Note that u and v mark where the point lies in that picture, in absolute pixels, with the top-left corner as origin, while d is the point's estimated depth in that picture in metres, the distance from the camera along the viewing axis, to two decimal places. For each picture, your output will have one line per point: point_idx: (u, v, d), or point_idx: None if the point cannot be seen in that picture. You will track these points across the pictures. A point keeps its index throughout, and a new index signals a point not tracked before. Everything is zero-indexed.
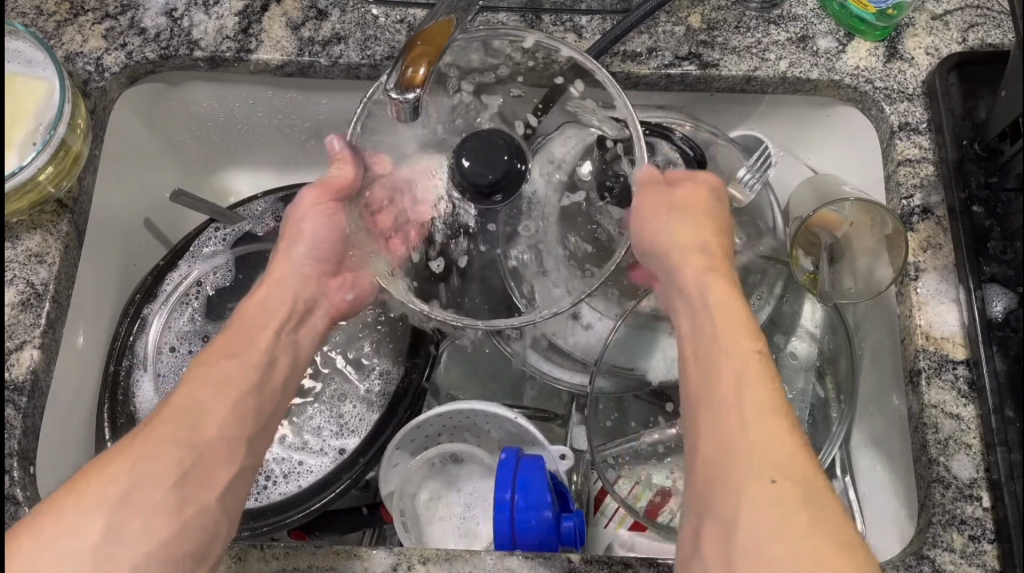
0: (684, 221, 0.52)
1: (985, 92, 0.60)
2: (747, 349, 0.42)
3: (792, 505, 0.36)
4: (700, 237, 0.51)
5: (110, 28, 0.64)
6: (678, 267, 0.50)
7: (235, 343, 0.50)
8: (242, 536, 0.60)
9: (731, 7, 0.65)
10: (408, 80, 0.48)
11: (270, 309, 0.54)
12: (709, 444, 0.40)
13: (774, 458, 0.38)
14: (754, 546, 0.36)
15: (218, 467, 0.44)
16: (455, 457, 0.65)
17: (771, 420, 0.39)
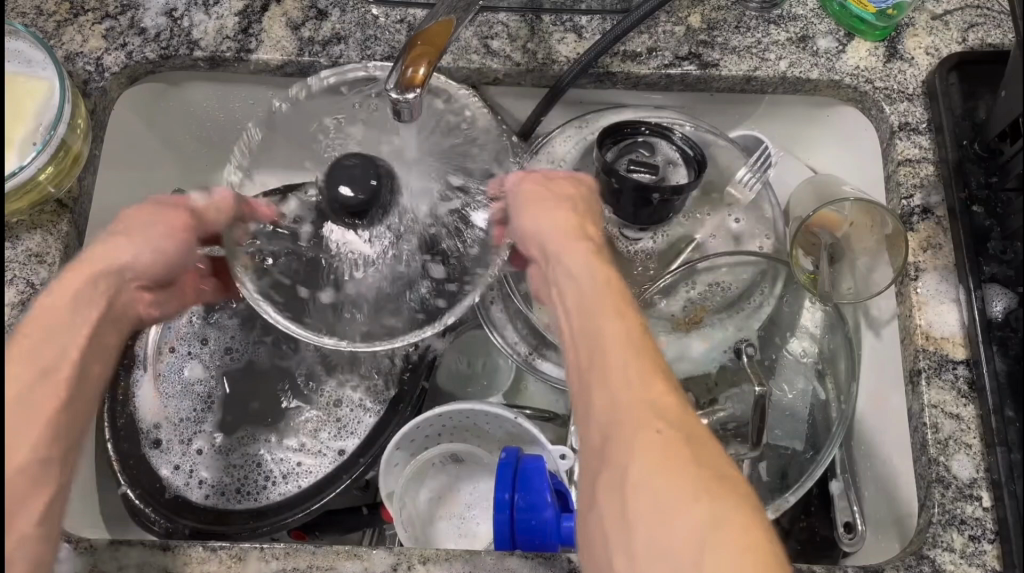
0: (556, 211, 0.52)
1: (985, 92, 0.60)
2: (619, 356, 0.43)
3: (684, 464, 0.37)
4: (562, 229, 0.51)
5: (110, 28, 0.64)
6: (563, 255, 0.50)
7: (52, 343, 0.46)
8: (242, 536, 0.60)
9: (731, 7, 0.65)
10: (408, 80, 0.49)
11: (70, 311, 0.48)
12: (596, 450, 0.41)
13: (655, 462, 0.37)
14: (645, 551, 0.35)
15: (34, 490, 0.42)
16: (455, 457, 0.65)
17: (635, 402, 0.40)
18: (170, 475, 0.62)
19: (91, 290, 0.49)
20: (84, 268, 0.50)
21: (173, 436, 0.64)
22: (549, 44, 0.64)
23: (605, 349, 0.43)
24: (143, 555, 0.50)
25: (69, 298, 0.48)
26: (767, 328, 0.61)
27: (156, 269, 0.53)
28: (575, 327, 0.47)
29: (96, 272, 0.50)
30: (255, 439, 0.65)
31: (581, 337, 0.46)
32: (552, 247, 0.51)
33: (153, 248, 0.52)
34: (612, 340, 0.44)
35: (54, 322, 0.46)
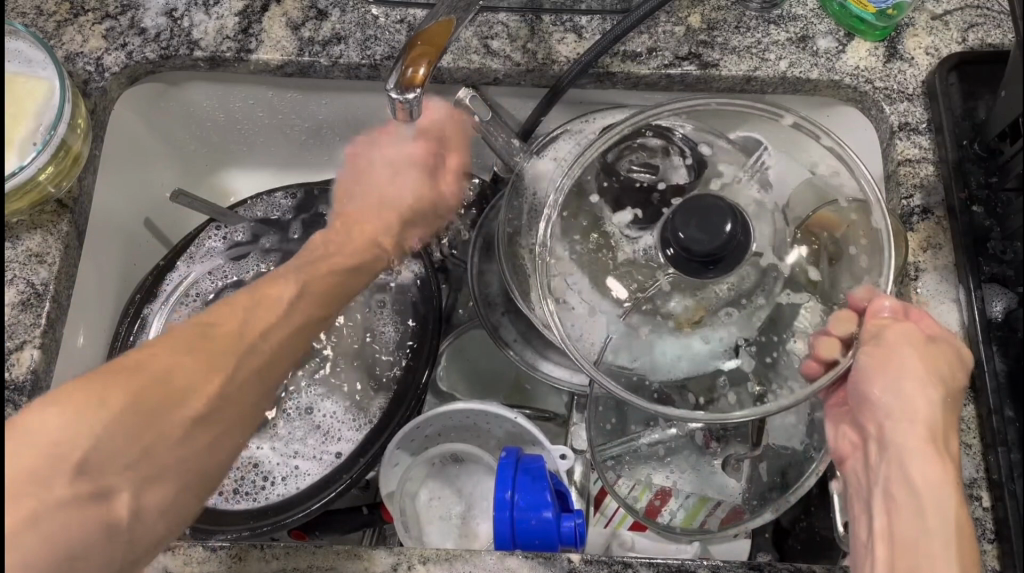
0: (923, 360, 0.50)
1: (985, 92, 0.60)
2: (937, 536, 0.45)
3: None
4: (933, 410, 0.49)
5: (110, 28, 0.64)
6: (910, 450, 0.48)
7: (252, 323, 0.48)
8: (241, 535, 0.59)
9: (731, 7, 0.65)
10: (408, 80, 0.49)
11: (290, 305, 0.50)
12: None
13: None
14: None
15: (176, 450, 0.43)
16: (455, 457, 0.65)
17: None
18: None
19: (324, 286, 0.53)
20: (319, 265, 0.55)
21: None
22: (549, 44, 0.64)
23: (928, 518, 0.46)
24: None
25: (296, 285, 0.52)
26: None
27: (351, 260, 0.57)
28: (896, 524, 0.47)
29: (314, 276, 0.53)
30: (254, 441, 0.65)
31: (910, 517, 0.46)
32: (893, 441, 0.49)
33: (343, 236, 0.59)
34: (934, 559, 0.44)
35: (277, 302, 0.50)
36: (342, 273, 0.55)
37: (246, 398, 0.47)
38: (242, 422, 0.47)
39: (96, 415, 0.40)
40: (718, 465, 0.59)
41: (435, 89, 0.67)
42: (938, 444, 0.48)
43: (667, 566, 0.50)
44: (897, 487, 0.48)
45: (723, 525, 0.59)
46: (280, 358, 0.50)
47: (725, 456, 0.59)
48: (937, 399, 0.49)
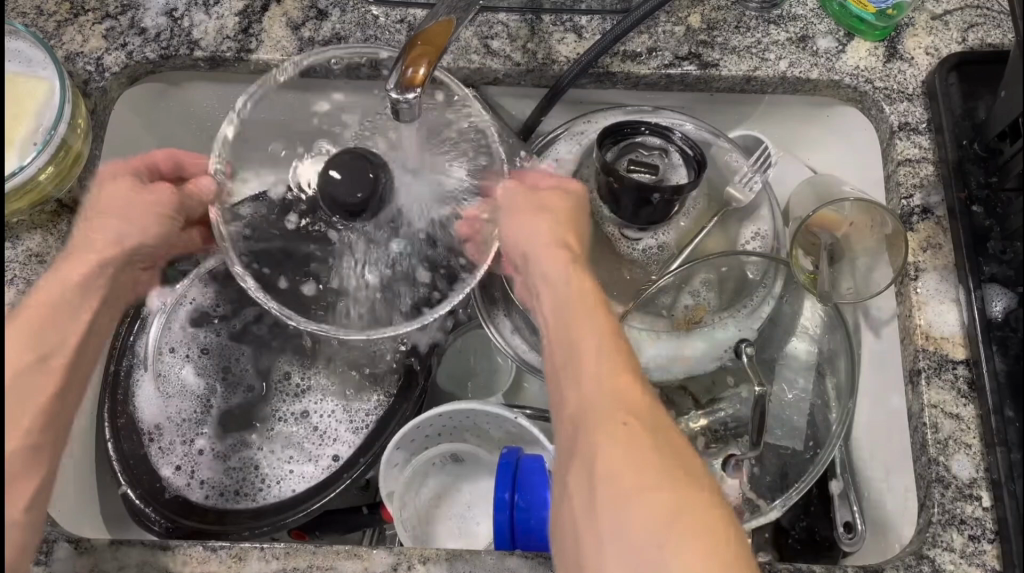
0: (547, 227, 0.56)
1: (985, 92, 0.60)
2: (590, 354, 0.50)
3: (644, 452, 0.44)
4: (546, 235, 0.56)
5: (110, 28, 0.64)
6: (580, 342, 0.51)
7: (46, 335, 0.51)
8: (241, 536, 0.60)
9: (731, 7, 0.65)
10: (408, 80, 0.49)
11: (78, 294, 0.54)
12: (563, 419, 0.49)
13: (615, 444, 0.45)
14: (608, 491, 0.43)
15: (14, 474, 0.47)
16: (455, 457, 0.65)
17: (639, 476, 0.43)
18: (171, 475, 0.62)
19: (109, 271, 0.56)
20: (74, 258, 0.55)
21: (171, 439, 0.63)
22: (549, 44, 0.64)
23: (581, 360, 0.50)
24: (143, 555, 0.49)
25: (87, 271, 0.55)
26: (767, 329, 0.62)
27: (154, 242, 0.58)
28: (553, 356, 0.53)
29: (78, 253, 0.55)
30: (245, 443, 0.64)
31: (568, 380, 0.50)
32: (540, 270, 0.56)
33: (138, 219, 0.57)
34: (595, 369, 0.49)
35: (62, 300, 0.53)
36: (109, 256, 0.56)
37: (80, 376, 0.54)
38: (74, 393, 0.53)
39: None
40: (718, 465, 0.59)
41: None
42: (570, 253, 0.56)
43: None
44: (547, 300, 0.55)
45: None
46: (85, 351, 0.54)
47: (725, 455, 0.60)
48: (564, 265, 0.55)
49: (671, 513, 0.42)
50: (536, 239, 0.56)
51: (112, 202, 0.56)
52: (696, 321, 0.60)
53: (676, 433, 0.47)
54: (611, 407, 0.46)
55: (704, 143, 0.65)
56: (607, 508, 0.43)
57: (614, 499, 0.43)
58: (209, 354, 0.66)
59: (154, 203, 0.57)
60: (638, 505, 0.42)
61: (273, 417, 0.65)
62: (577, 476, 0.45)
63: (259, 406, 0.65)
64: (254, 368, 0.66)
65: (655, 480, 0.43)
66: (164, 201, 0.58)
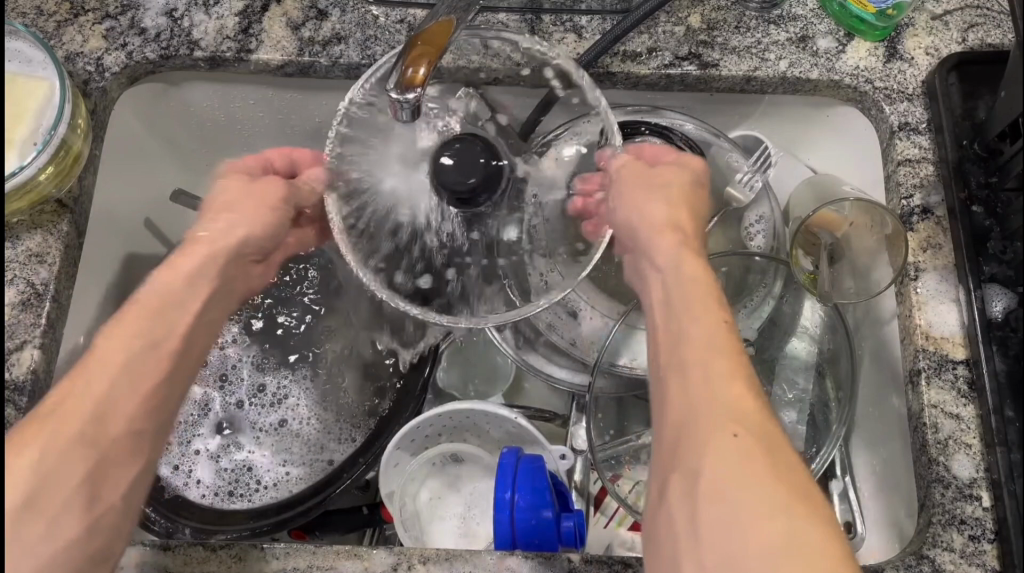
0: (665, 203, 0.52)
1: (985, 92, 0.60)
2: (702, 355, 0.41)
3: (760, 474, 0.36)
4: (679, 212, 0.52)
5: (110, 28, 0.64)
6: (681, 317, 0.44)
7: (161, 320, 0.48)
8: (241, 535, 0.59)
9: (731, 7, 0.65)
10: (408, 80, 0.49)
11: (188, 287, 0.50)
12: (661, 409, 0.42)
13: (739, 463, 0.36)
14: (719, 511, 0.35)
15: (114, 472, 0.43)
16: (455, 457, 0.65)
17: (748, 489, 0.35)
18: (169, 475, 0.63)
19: (221, 261, 0.52)
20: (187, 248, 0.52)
21: (169, 440, 0.64)
22: (549, 44, 0.64)
23: (693, 345, 0.42)
24: (142, 554, 0.49)
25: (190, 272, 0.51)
26: (767, 329, 0.63)
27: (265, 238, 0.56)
28: (659, 331, 0.45)
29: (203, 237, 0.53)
30: (242, 443, 0.65)
31: (661, 365, 0.43)
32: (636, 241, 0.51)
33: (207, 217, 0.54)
34: (705, 361, 0.41)
35: (174, 292, 0.49)
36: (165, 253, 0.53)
37: (184, 377, 0.49)
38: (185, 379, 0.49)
39: (48, 462, 0.40)
40: None
41: None
42: (690, 235, 0.51)
43: None
44: (651, 281, 0.49)
45: None
46: (197, 340, 0.50)
47: None
48: (676, 254, 0.48)
49: (770, 491, 0.36)
50: (650, 217, 0.51)
51: (228, 195, 0.55)
52: None
53: (795, 472, 0.37)
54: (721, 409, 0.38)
55: (703, 143, 0.64)
56: (704, 495, 0.36)
57: (710, 498, 0.36)
58: (209, 358, 0.67)
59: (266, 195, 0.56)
60: (747, 495, 0.35)
61: (269, 418, 0.65)
62: (678, 473, 0.38)
63: (258, 407, 0.66)
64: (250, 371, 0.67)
65: (778, 520, 0.35)
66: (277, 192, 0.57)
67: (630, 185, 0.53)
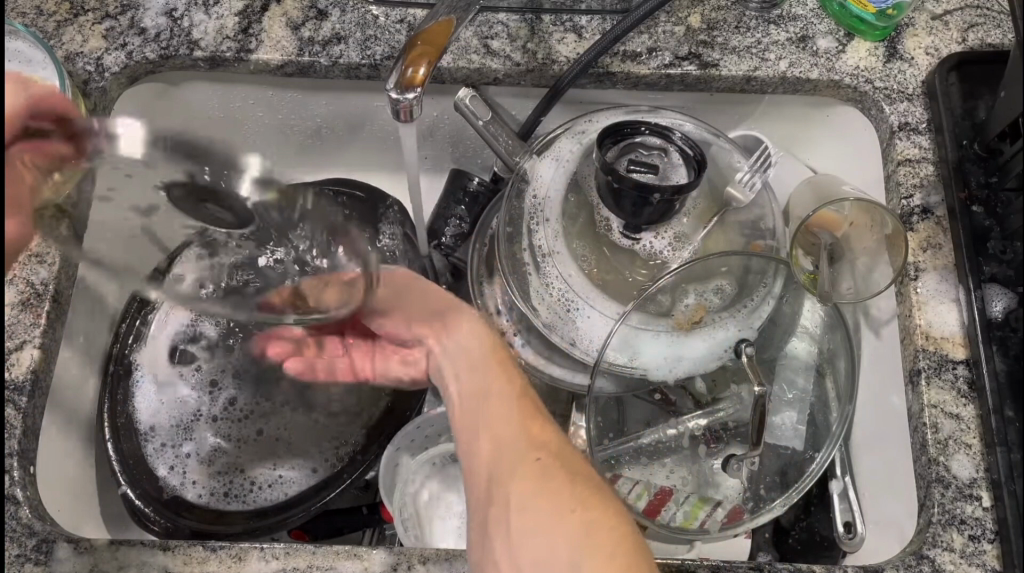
0: (413, 323, 0.59)
1: (985, 92, 0.60)
2: (507, 411, 0.50)
3: (553, 482, 0.46)
4: (442, 322, 0.58)
5: (110, 28, 0.64)
6: (485, 398, 0.52)
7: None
8: (239, 536, 0.60)
9: (731, 7, 0.65)
10: (408, 80, 0.51)
11: None
12: (479, 465, 0.49)
13: (532, 483, 0.46)
14: (528, 531, 0.44)
15: None
16: (454, 457, 0.66)
17: (546, 503, 0.45)
18: (166, 475, 0.62)
19: None
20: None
21: (164, 440, 0.63)
22: (549, 44, 0.64)
23: (483, 425, 0.51)
24: (142, 554, 0.49)
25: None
26: (767, 330, 0.62)
27: None
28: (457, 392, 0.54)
29: None
30: (236, 443, 0.63)
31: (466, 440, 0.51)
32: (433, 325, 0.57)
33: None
34: (490, 407, 0.51)
35: None
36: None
37: None
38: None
39: None
40: (717, 465, 0.60)
41: (436, 89, 0.66)
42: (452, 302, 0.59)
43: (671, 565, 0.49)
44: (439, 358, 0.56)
45: (725, 527, 0.59)
46: None
47: (724, 456, 0.60)
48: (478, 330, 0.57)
49: (567, 517, 0.44)
50: (458, 350, 0.56)
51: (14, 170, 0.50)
52: (696, 322, 0.59)
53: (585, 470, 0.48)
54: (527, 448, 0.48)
55: (704, 143, 0.65)
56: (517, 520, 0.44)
57: (524, 520, 0.45)
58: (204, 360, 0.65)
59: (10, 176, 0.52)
60: (538, 506, 0.45)
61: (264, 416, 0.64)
62: (498, 526, 0.46)
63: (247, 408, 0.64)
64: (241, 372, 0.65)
65: (583, 507, 0.45)
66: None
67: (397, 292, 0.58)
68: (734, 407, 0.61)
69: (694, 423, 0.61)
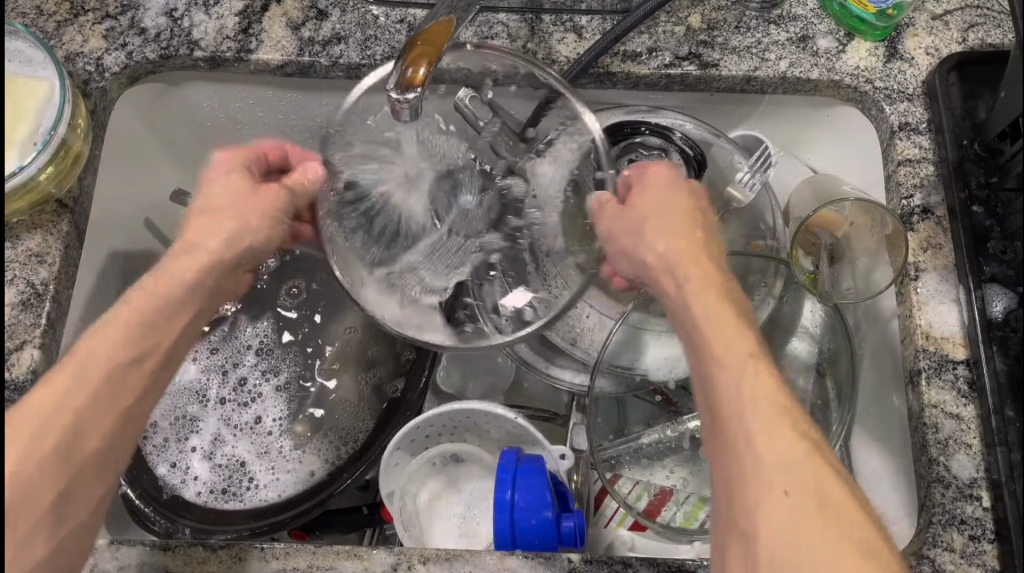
0: (663, 234, 0.51)
1: (985, 92, 0.60)
2: (710, 311, 0.46)
3: (786, 435, 0.39)
4: (686, 242, 0.51)
5: (110, 28, 0.64)
6: (689, 299, 0.47)
7: (154, 326, 0.48)
8: (241, 535, 0.59)
9: (731, 7, 0.65)
10: (408, 80, 0.50)
11: (177, 307, 0.49)
12: (712, 397, 0.43)
13: (772, 425, 0.39)
14: (763, 472, 0.38)
15: (73, 495, 0.43)
16: (455, 457, 0.65)
17: (774, 452, 0.38)
18: (166, 473, 0.62)
19: (216, 274, 0.52)
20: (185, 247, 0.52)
21: (166, 436, 0.64)
22: (549, 44, 0.64)
23: (712, 345, 0.44)
24: (143, 555, 0.49)
25: (176, 282, 0.50)
26: (767, 329, 0.63)
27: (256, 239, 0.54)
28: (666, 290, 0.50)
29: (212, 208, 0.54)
30: (239, 440, 0.64)
31: (693, 339, 0.46)
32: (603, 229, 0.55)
33: (251, 220, 0.53)
34: (750, 399, 0.40)
35: (179, 289, 0.49)
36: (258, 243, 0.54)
37: (142, 419, 0.47)
38: (163, 393, 0.49)
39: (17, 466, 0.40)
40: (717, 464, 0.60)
41: None
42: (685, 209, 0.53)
43: (668, 565, 0.49)
44: (621, 246, 0.53)
45: None
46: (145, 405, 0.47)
47: None
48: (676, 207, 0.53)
49: (798, 476, 0.38)
50: (660, 246, 0.51)
51: (226, 195, 0.54)
52: None
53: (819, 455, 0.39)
54: (746, 391, 0.41)
55: (704, 143, 0.65)
56: (748, 461, 0.39)
57: (766, 475, 0.38)
58: (218, 349, 0.67)
59: (269, 202, 0.55)
60: (775, 453, 0.38)
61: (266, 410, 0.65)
62: (726, 472, 0.40)
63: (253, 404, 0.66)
64: (260, 358, 0.68)
65: (800, 461, 0.38)
66: (276, 200, 0.55)
67: (634, 222, 0.53)
68: None
69: (688, 424, 0.61)
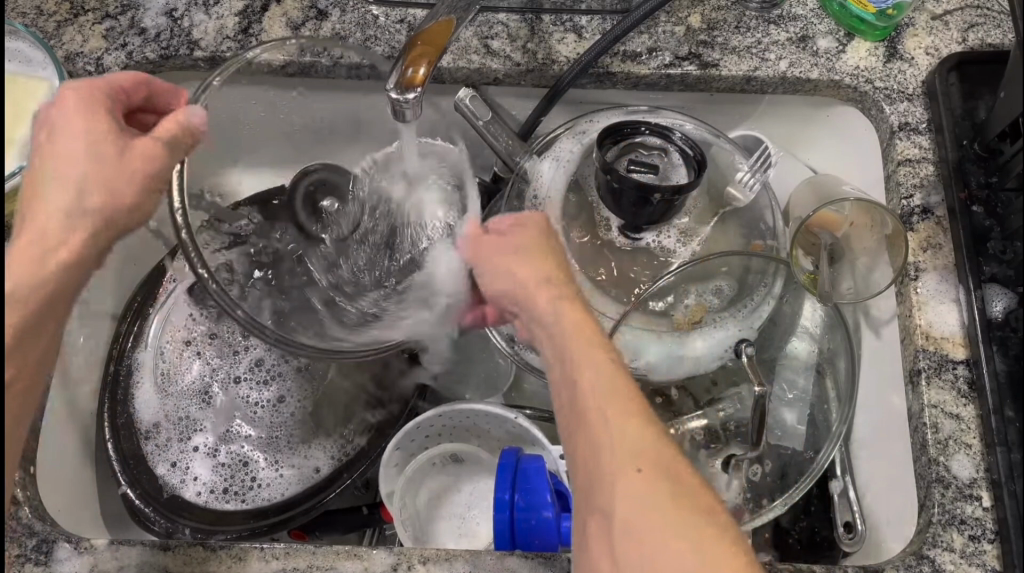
0: (524, 261, 0.48)
1: (985, 92, 0.60)
2: (581, 350, 0.43)
3: (661, 500, 0.38)
4: (535, 275, 0.48)
5: (110, 28, 0.64)
6: (544, 316, 0.46)
7: (19, 306, 0.42)
8: (241, 535, 0.60)
9: (731, 7, 0.65)
10: (408, 80, 0.51)
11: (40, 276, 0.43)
12: (571, 435, 0.42)
13: (642, 496, 0.38)
14: (636, 553, 0.36)
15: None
16: (455, 457, 0.65)
17: (653, 527, 0.37)
18: (167, 473, 0.62)
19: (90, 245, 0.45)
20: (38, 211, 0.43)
21: (164, 436, 0.63)
22: (549, 44, 0.64)
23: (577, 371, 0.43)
24: (143, 555, 0.49)
25: (75, 247, 0.44)
26: (767, 329, 0.63)
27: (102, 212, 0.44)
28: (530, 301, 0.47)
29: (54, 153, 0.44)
30: (241, 436, 0.64)
31: (559, 380, 0.44)
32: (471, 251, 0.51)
33: (114, 181, 0.44)
34: (608, 447, 0.39)
35: (59, 260, 0.43)
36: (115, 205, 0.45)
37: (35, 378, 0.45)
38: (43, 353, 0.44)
39: None
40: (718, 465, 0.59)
41: (436, 89, 0.66)
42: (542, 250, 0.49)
43: None
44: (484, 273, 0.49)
45: None
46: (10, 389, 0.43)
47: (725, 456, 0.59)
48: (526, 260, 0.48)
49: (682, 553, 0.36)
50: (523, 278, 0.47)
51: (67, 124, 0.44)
52: (696, 321, 0.60)
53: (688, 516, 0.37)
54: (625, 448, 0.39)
55: (704, 143, 0.64)
56: (616, 524, 0.38)
57: (636, 549, 0.36)
58: (218, 340, 0.65)
59: (144, 158, 0.45)
60: (642, 507, 0.37)
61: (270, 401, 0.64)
62: (592, 524, 0.39)
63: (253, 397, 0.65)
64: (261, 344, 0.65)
65: (668, 530, 0.37)
66: (148, 156, 0.45)
67: (500, 252, 0.50)
68: (733, 407, 0.60)
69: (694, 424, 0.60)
